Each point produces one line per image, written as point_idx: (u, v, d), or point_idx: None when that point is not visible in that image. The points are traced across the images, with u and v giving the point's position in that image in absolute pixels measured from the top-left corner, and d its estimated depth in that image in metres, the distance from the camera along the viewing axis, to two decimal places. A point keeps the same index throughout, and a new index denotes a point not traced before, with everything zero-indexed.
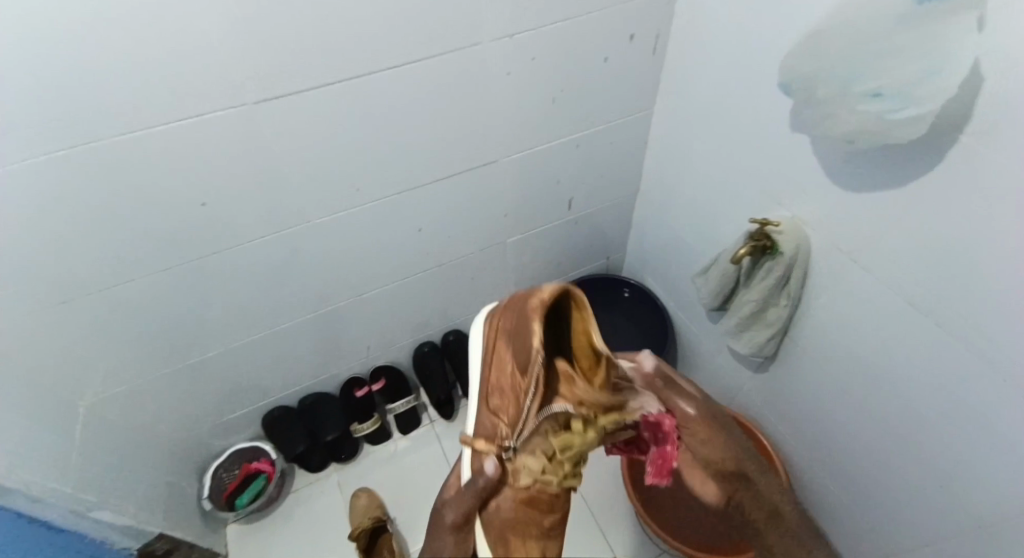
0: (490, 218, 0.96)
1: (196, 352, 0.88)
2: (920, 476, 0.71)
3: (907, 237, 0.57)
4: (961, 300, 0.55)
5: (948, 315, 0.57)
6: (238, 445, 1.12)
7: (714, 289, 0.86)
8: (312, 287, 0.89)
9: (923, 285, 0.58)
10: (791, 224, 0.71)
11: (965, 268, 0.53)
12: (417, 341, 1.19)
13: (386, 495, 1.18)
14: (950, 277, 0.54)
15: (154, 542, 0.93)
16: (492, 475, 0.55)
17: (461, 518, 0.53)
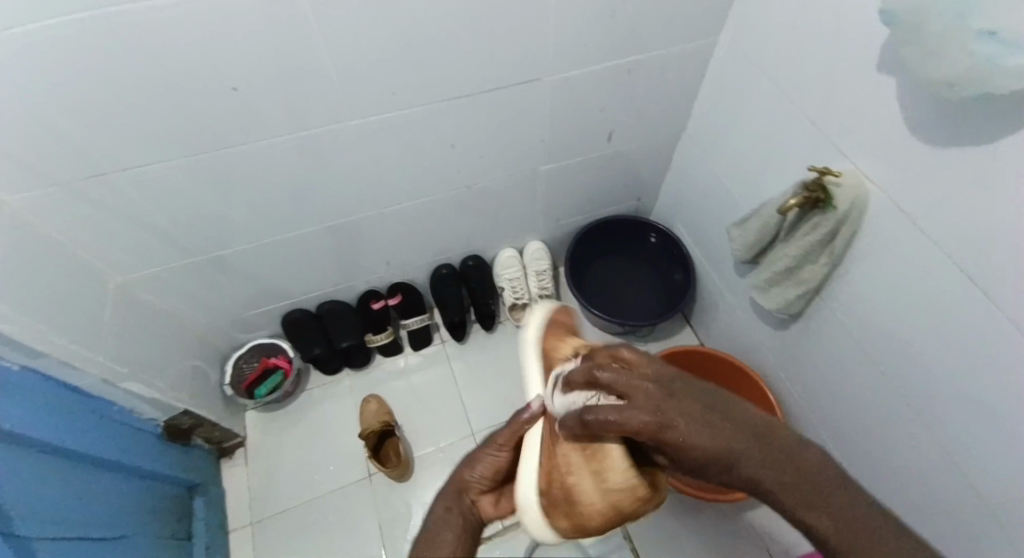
0: (528, 141, 0.92)
1: (225, 244, 0.89)
2: (928, 446, 0.71)
3: (978, 206, 0.53)
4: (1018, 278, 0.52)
5: (1004, 292, 0.54)
6: (259, 340, 1.17)
7: (751, 241, 0.83)
8: (341, 194, 0.88)
9: (984, 257, 0.55)
10: (851, 179, 0.67)
11: None
12: (438, 262, 1.19)
13: (396, 403, 1.23)
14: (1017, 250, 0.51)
15: (180, 417, 1.00)
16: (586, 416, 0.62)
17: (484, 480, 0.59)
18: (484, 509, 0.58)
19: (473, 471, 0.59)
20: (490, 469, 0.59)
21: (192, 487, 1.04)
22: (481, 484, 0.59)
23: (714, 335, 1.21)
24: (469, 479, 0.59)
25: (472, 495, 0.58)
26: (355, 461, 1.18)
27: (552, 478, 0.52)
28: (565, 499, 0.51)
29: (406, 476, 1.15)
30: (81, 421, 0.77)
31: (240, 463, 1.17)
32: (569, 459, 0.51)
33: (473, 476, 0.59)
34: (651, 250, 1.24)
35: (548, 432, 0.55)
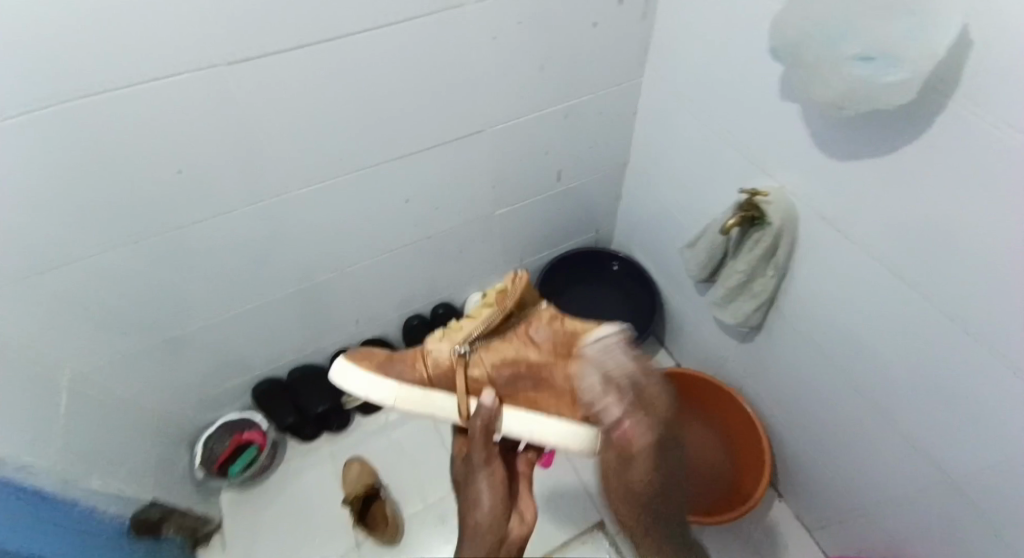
0: (479, 188, 0.95)
1: (186, 321, 0.88)
2: (894, 438, 0.74)
3: (892, 211, 0.58)
4: (938, 270, 0.56)
5: (932, 284, 0.57)
6: (229, 416, 1.13)
7: (702, 261, 0.87)
8: (300, 259, 0.89)
9: (908, 255, 0.59)
10: (778, 195, 0.72)
11: (947, 239, 0.53)
12: (406, 314, 1.18)
13: (379, 464, 1.20)
14: (933, 245, 0.55)
15: (148, 509, 0.96)
16: (494, 402, 0.62)
17: (494, 510, 0.57)
18: (516, 530, 0.59)
19: (483, 508, 0.57)
20: (494, 492, 0.59)
21: None
22: (495, 514, 0.57)
23: (686, 354, 1.23)
24: (487, 518, 0.56)
25: (495, 531, 0.55)
26: (341, 529, 1.14)
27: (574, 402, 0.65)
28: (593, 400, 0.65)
29: (397, 538, 1.11)
30: (45, 528, 0.73)
31: (220, 548, 1.13)
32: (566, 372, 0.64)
33: (482, 513, 0.57)
34: (616, 277, 1.27)
35: (525, 399, 0.65)
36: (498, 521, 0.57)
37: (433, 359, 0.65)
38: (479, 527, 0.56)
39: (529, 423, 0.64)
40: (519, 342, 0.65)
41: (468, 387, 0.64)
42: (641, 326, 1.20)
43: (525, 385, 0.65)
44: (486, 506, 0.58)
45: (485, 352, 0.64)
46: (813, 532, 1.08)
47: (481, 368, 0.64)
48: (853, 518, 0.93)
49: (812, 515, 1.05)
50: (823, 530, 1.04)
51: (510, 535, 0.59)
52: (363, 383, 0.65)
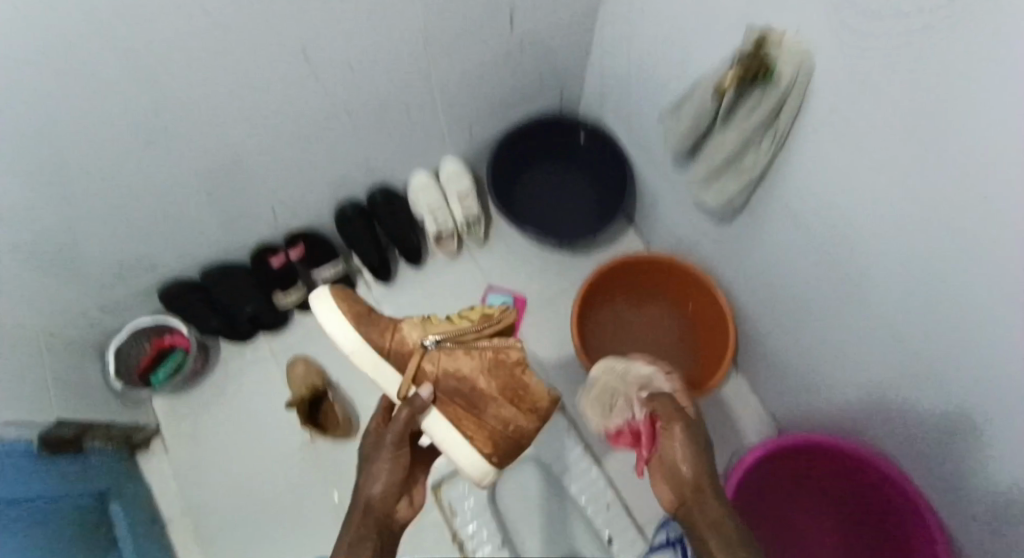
0: (406, 34, 0.74)
1: (46, 219, 0.70)
2: (878, 326, 0.68)
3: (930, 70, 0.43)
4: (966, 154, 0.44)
5: (954, 164, 0.45)
6: (140, 321, 0.98)
7: (688, 129, 0.72)
8: (177, 135, 0.69)
9: (930, 126, 0.46)
10: (792, 43, 0.56)
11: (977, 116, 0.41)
12: (340, 198, 1.01)
13: (326, 361, 1.11)
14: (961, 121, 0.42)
15: (58, 427, 0.86)
16: (428, 399, 0.59)
17: (387, 492, 0.56)
18: (403, 514, 0.59)
19: (376, 486, 0.56)
20: (393, 475, 0.56)
21: (103, 496, 0.91)
22: (388, 495, 0.56)
23: (657, 234, 1.13)
24: (376, 498, 0.56)
25: (383, 510, 0.56)
26: (292, 427, 1.08)
27: (492, 437, 0.61)
28: (511, 446, 0.62)
29: (351, 433, 1.07)
30: None
31: (161, 451, 1.06)
32: (501, 416, 0.61)
33: (377, 489, 0.56)
34: (582, 149, 1.12)
35: (455, 411, 0.61)
36: (388, 505, 0.56)
37: (400, 337, 0.62)
38: (369, 500, 0.56)
39: (447, 435, 0.60)
40: (483, 365, 0.61)
41: (416, 374, 0.61)
42: (608, 205, 1.09)
43: (463, 401, 0.60)
44: (381, 480, 0.56)
45: (446, 355, 0.61)
46: (766, 406, 1.09)
47: (437, 366, 0.60)
48: (813, 397, 0.92)
49: (770, 392, 1.05)
50: (778, 406, 1.05)
51: (397, 515, 0.58)
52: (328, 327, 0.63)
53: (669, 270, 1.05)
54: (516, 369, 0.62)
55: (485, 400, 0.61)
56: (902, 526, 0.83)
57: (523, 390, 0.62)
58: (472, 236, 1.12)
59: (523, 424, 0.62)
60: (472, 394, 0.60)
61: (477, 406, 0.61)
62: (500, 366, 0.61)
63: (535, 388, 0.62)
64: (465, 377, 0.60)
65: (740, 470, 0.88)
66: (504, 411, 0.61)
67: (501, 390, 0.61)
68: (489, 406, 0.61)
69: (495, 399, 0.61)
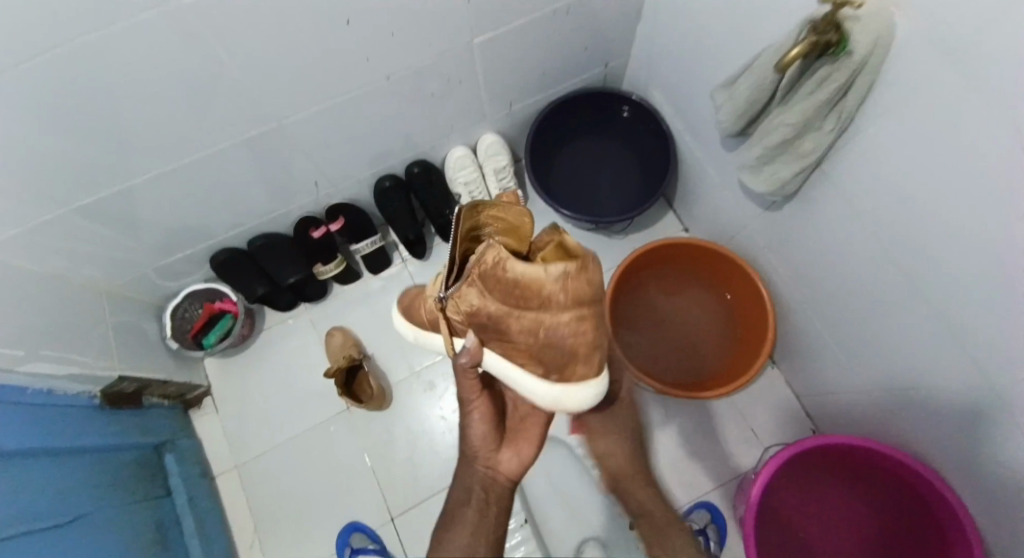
0: (449, 6, 0.72)
1: (107, 182, 0.73)
2: (934, 326, 0.64)
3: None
4: None
5: None
6: (194, 286, 1.06)
7: (741, 107, 0.67)
8: (225, 107, 0.70)
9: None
10: (874, 9, 0.50)
11: None
12: (379, 173, 1.01)
13: (362, 332, 1.15)
14: None
15: (119, 382, 0.92)
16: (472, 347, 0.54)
17: (485, 441, 0.61)
18: (506, 463, 0.61)
19: (473, 436, 0.61)
20: (485, 425, 0.60)
21: (160, 446, 1.00)
22: (486, 444, 0.61)
23: (698, 217, 1.09)
24: (475, 447, 0.61)
25: (484, 459, 0.61)
26: (329, 394, 1.13)
27: (536, 355, 0.52)
28: (565, 353, 0.51)
29: (385, 404, 1.10)
30: (7, 418, 0.69)
31: (210, 411, 1.12)
32: (528, 326, 0.50)
33: (474, 441, 0.61)
34: (623, 126, 1.09)
35: (500, 346, 0.54)
36: (488, 452, 0.61)
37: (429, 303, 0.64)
38: (470, 444, 0.61)
39: (508, 370, 0.55)
40: (479, 289, 0.50)
41: (451, 329, 0.56)
42: (649, 186, 1.06)
43: (495, 333, 0.52)
44: (476, 426, 0.61)
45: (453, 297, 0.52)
46: (802, 401, 1.06)
47: (456, 313, 0.53)
48: (853, 394, 0.89)
49: (808, 387, 1.02)
50: (814, 402, 1.01)
51: (501, 466, 0.61)
52: (410, 325, 0.78)
53: (710, 254, 1.01)
54: (510, 274, 0.47)
55: (506, 320, 0.50)
56: (939, 535, 0.79)
57: (523, 286, 0.48)
58: None
59: (553, 323, 0.49)
60: (496, 320, 0.51)
61: (503, 331, 0.51)
62: (489, 281, 0.49)
63: (530, 277, 0.47)
64: (476, 309, 0.51)
65: (760, 482, 0.85)
66: (533, 327, 0.50)
67: (508, 303, 0.49)
68: (515, 324, 0.50)
69: (513, 315, 0.50)
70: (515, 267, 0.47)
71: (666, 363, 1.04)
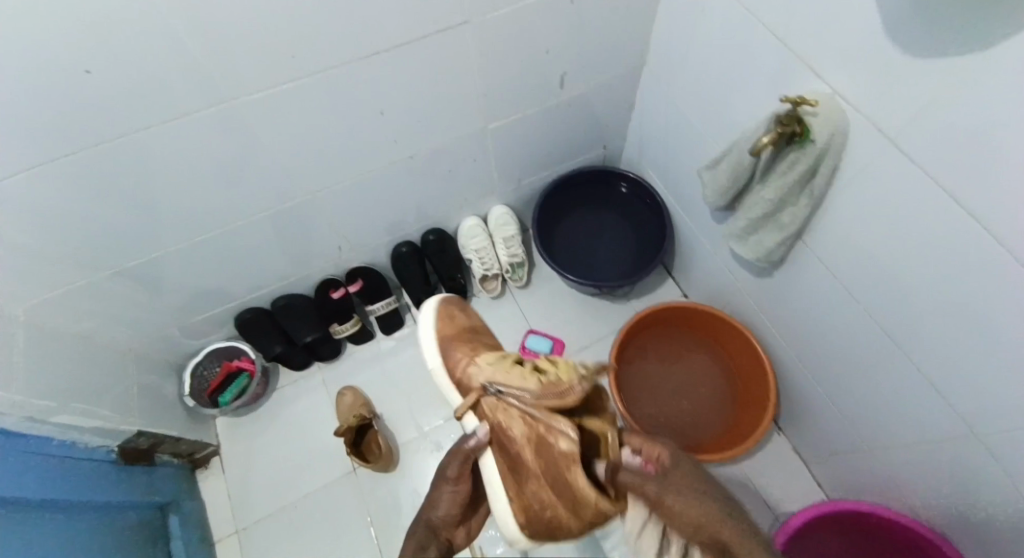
0: (467, 98, 0.83)
1: (154, 243, 0.80)
2: (922, 385, 0.68)
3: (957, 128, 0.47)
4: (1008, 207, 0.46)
5: (992, 211, 0.48)
6: (215, 345, 1.10)
7: (723, 185, 0.76)
8: (266, 180, 0.80)
9: (973, 174, 0.48)
10: (829, 105, 0.59)
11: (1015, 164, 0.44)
12: (396, 241, 1.10)
13: (372, 393, 1.18)
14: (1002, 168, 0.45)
15: (135, 439, 0.94)
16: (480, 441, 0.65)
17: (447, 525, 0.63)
18: (459, 538, 0.66)
19: (437, 511, 0.63)
20: (451, 508, 0.64)
21: (164, 507, 1.00)
22: (448, 523, 0.63)
23: (696, 284, 1.15)
24: (438, 521, 0.63)
25: (446, 533, 0.63)
26: (336, 455, 1.14)
27: (522, 509, 0.62)
28: (545, 528, 0.61)
29: (391, 465, 1.11)
30: (27, 466, 0.71)
31: (217, 471, 1.13)
32: (537, 491, 0.60)
33: (437, 515, 0.63)
34: (622, 201, 1.18)
35: (505, 469, 0.64)
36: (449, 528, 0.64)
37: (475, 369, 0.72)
38: (427, 506, 0.64)
39: (492, 485, 0.65)
40: (540, 439, 0.60)
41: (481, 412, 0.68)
42: (648, 254, 1.14)
43: (512, 463, 0.63)
44: (444, 503, 0.63)
45: (507, 409, 0.65)
46: (810, 466, 1.06)
47: (496, 414, 0.65)
48: (856, 456, 0.90)
49: (813, 450, 1.03)
50: (821, 465, 1.02)
51: (454, 539, 0.65)
52: (433, 351, 0.77)
53: (710, 319, 1.06)
54: (569, 461, 0.58)
55: (528, 472, 0.61)
56: None
57: (564, 476, 0.58)
58: (515, 279, 1.19)
59: (563, 515, 0.59)
60: (521, 460, 0.61)
61: (520, 475, 0.62)
62: (549, 449, 0.59)
63: (576, 480, 0.57)
64: (518, 439, 0.62)
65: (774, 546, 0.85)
66: (543, 493, 0.60)
67: (543, 468, 0.60)
68: (531, 477, 0.61)
69: (537, 476, 0.60)
70: (573, 464, 0.57)
71: (669, 425, 1.06)
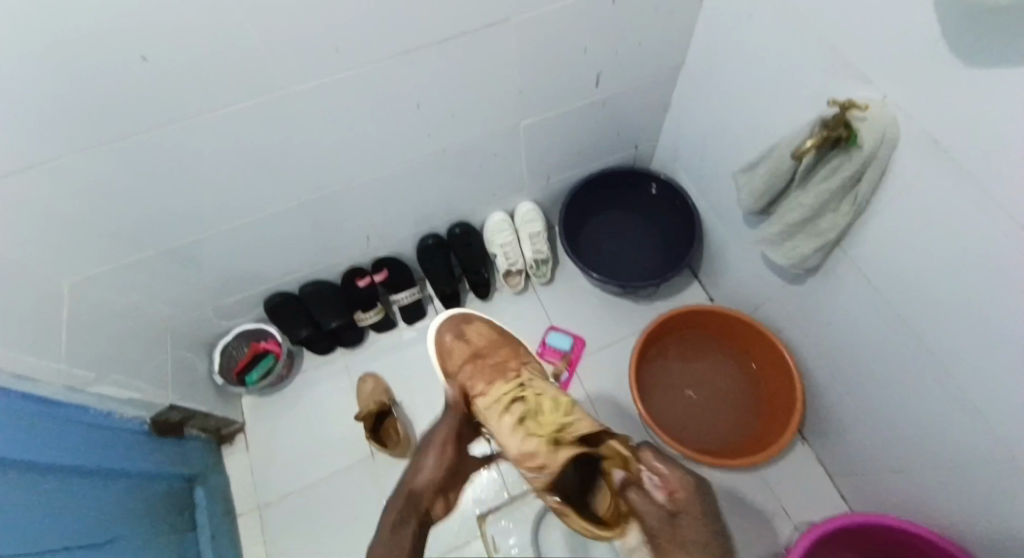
0: (503, 94, 0.83)
1: (193, 226, 0.83)
2: (956, 405, 0.66)
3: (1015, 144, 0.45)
4: None
5: None
6: (244, 325, 1.14)
7: (759, 190, 0.75)
8: (303, 168, 0.81)
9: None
10: (877, 111, 0.58)
11: None
12: (423, 232, 1.11)
13: (394, 380, 1.20)
14: None
15: (167, 411, 0.97)
16: None
17: (429, 492, 0.71)
18: (437, 511, 0.73)
19: (420, 476, 0.72)
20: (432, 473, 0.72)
21: (191, 479, 1.03)
22: (428, 488, 0.71)
23: (723, 289, 1.14)
24: (419, 485, 0.72)
25: (426, 502, 0.71)
26: (357, 438, 1.16)
27: None
28: None
29: (407, 452, 1.13)
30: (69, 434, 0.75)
31: (242, 447, 1.17)
32: None
33: (419, 481, 0.72)
34: (652, 201, 1.17)
35: None
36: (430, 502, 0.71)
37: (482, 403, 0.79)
38: (411, 473, 0.73)
39: None
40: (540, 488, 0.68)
41: None
42: (675, 256, 1.13)
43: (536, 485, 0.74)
44: (426, 468, 0.72)
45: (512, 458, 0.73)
46: (832, 478, 1.05)
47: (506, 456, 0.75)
48: (882, 472, 0.89)
49: (837, 463, 1.01)
50: (844, 479, 1.01)
51: (434, 512, 0.72)
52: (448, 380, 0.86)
53: (736, 324, 1.05)
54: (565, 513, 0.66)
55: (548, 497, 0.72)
56: None
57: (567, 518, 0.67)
58: (539, 276, 1.19)
59: None
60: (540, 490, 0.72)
61: None
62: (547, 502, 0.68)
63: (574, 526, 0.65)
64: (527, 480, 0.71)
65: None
66: None
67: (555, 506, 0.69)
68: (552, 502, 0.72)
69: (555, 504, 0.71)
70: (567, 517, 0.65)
71: (689, 428, 1.06)
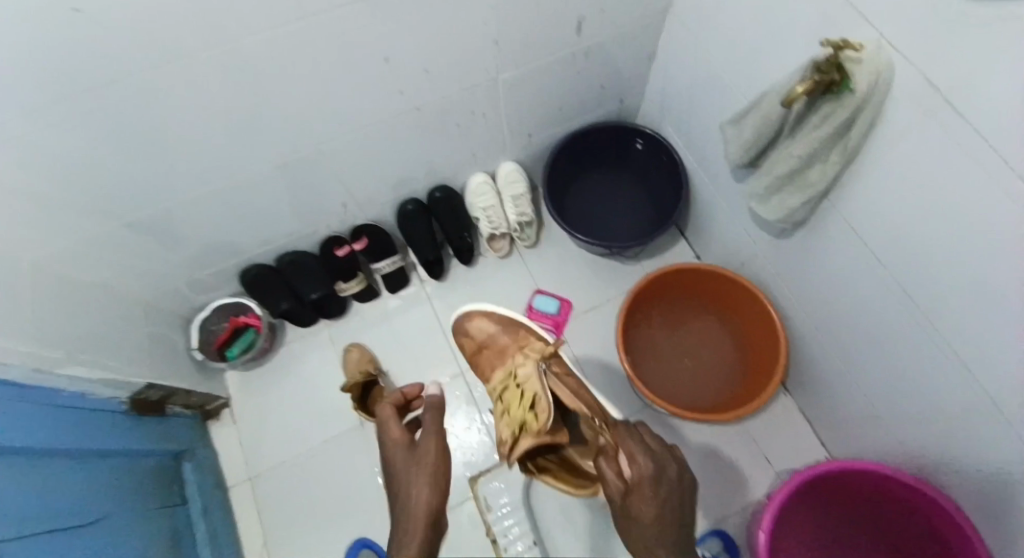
0: (479, 46, 0.78)
1: (155, 196, 0.78)
2: (941, 355, 0.66)
3: None
4: None
5: None
6: (221, 300, 1.10)
7: (748, 142, 0.72)
8: (269, 132, 0.76)
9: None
10: (872, 53, 0.55)
11: None
12: (402, 197, 1.07)
13: (379, 349, 1.18)
14: None
15: (145, 390, 0.95)
16: None
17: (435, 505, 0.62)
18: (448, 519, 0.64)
19: (422, 495, 0.61)
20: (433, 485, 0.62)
21: (178, 455, 1.02)
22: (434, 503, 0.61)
23: (710, 246, 1.12)
24: (423, 505, 0.61)
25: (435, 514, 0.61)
26: (344, 408, 1.15)
27: None
28: None
29: None
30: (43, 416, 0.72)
31: (229, 422, 1.15)
32: None
33: (421, 502, 0.61)
34: (637, 157, 1.13)
35: None
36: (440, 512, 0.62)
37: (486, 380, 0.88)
38: (405, 495, 0.63)
39: None
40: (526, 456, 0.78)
41: None
42: (662, 214, 1.10)
43: None
44: (423, 487, 0.62)
45: None
46: (815, 428, 1.07)
47: None
48: (866, 422, 0.90)
49: (820, 415, 1.03)
50: (827, 429, 1.02)
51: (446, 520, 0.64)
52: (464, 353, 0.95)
53: (721, 280, 1.04)
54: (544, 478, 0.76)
55: None
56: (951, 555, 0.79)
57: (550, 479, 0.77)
58: (524, 239, 1.16)
59: None
60: None
61: None
62: None
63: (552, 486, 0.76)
64: None
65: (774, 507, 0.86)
66: None
67: None
68: None
69: None
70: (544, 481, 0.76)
71: (676, 385, 1.06)
